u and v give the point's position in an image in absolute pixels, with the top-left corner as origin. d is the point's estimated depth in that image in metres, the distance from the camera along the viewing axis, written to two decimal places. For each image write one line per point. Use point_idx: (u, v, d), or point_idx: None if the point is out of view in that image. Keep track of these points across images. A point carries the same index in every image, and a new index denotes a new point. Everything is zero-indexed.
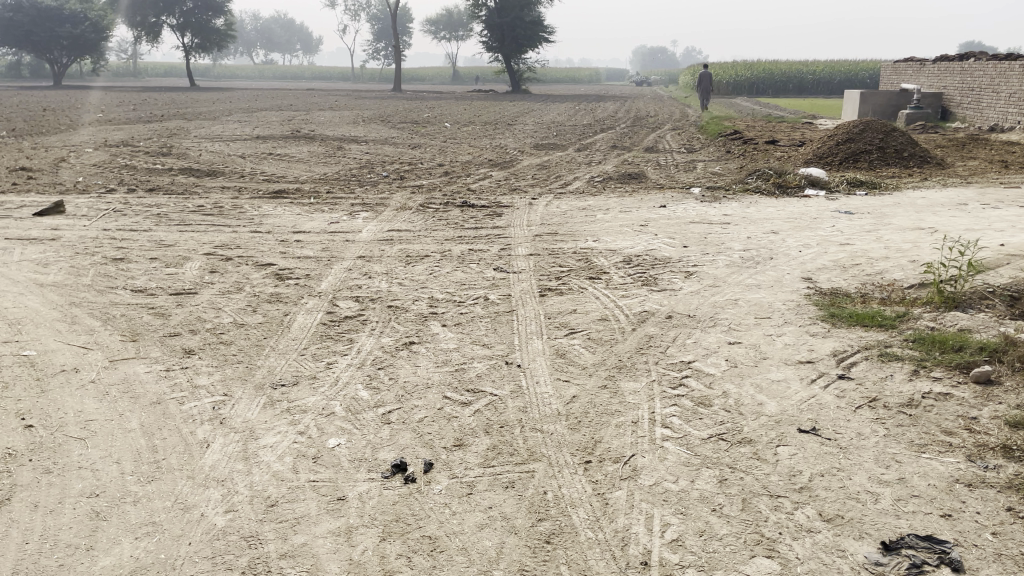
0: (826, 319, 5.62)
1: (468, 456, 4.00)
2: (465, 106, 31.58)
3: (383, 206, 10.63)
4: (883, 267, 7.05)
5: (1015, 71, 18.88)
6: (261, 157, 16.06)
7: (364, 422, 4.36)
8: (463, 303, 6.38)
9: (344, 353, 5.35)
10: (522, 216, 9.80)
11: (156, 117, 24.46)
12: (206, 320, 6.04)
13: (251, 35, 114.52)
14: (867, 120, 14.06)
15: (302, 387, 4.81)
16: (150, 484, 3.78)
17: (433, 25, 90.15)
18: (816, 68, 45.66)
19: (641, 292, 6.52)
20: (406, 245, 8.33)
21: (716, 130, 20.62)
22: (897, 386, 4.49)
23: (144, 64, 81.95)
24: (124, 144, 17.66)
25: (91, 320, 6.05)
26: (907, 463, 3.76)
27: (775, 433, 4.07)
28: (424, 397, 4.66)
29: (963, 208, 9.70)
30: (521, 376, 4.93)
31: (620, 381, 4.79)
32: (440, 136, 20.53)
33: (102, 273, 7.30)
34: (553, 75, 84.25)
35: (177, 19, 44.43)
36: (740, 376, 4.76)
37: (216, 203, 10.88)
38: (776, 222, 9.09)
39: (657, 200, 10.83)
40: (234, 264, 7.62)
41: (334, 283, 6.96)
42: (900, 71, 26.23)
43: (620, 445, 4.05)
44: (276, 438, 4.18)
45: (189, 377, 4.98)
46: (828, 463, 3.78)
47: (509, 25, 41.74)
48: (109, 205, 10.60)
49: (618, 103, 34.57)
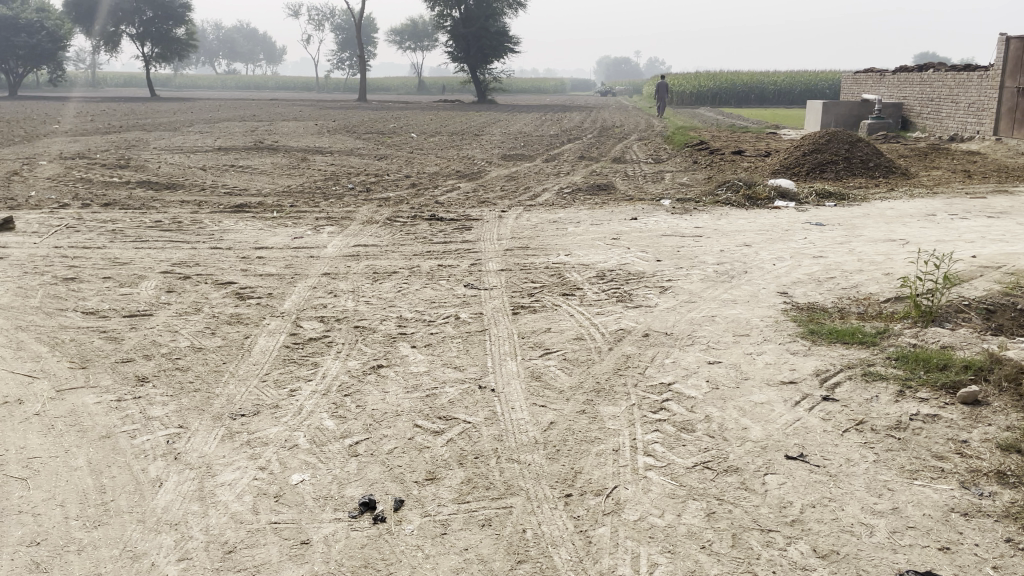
0: (806, 335, 5.48)
1: (441, 490, 3.77)
2: (431, 116, 31.35)
3: (348, 220, 10.36)
4: (859, 280, 6.95)
5: (973, 81, 19.16)
6: (223, 168, 15.67)
7: (330, 455, 4.11)
8: (433, 323, 6.15)
9: (308, 379, 5.08)
10: (492, 229, 9.60)
11: (115, 128, 23.96)
12: (162, 344, 5.73)
13: (213, 46, 113.59)
14: (833, 130, 14.10)
15: (263, 417, 4.54)
16: (97, 530, 3.49)
17: (399, 35, 90.17)
18: (778, 78, 46.21)
19: (617, 308, 6.34)
20: (373, 261, 8.08)
21: (682, 141, 20.63)
22: (883, 408, 4.35)
23: (101, 75, 80.36)
24: (79, 155, 17.16)
25: (38, 346, 5.71)
26: (900, 491, 3.61)
27: (762, 460, 3.90)
28: (393, 426, 4.42)
29: (931, 219, 9.71)
30: (495, 402, 4.70)
31: (598, 405, 4.60)
32: (406, 147, 20.26)
33: (51, 294, 6.95)
34: (520, 86, 84.33)
35: (136, 28, 43.69)
36: (722, 398, 4.59)
37: (175, 217, 10.53)
38: (749, 235, 9.01)
39: (627, 212, 10.69)
40: (192, 283, 7.31)
41: (298, 302, 6.69)
42: (860, 81, 26.54)
43: (601, 475, 3.85)
44: (235, 474, 3.92)
45: (141, 407, 4.68)
46: (819, 493, 3.61)
47: (474, 35, 41.65)
48: (62, 220, 10.19)
49: (584, 114, 34.70)
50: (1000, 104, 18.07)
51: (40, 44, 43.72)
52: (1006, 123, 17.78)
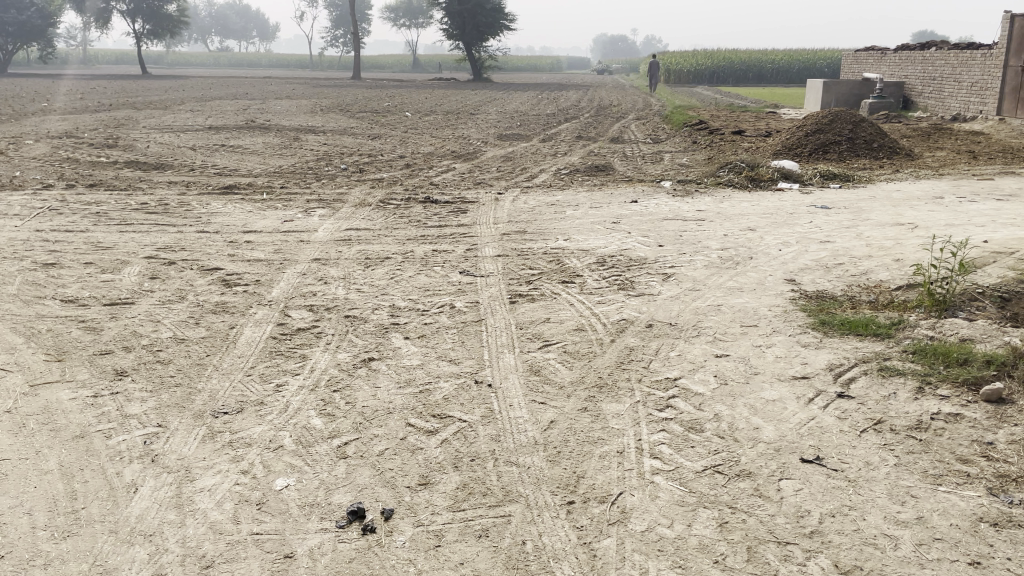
0: (817, 326, 5.24)
1: (435, 497, 3.54)
2: (426, 94, 30.85)
3: (340, 202, 10.07)
4: (868, 266, 6.71)
5: (977, 60, 18.85)
6: (213, 148, 15.33)
7: (317, 457, 3.87)
8: (427, 312, 5.90)
9: (295, 372, 4.84)
10: (489, 213, 9.33)
11: (106, 106, 23.63)
12: (143, 335, 5.46)
13: (206, 23, 112.41)
14: (837, 110, 13.79)
15: (247, 415, 4.29)
16: (66, 541, 3.25)
17: (395, 13, 89.33)
18: (776, 57, 45.71)
19: (618, 297, 6.10)
20: (366, 246, 7.80)
21: (681, 120, 20.27)
22: (902, 406, 4.12)
23: (92, 52, 79.22)
24: (67, 134, 16.80)
25: (13, 337, 5.45)
26: (924, 498, 3.39)
27: (776, 463, 3.68)
28: (384, 425, 4.18)
29: (939, 202, 9.45)
30: (492, 399, 4.46)
31: (601, 402, 4.36)
32: (401, 126, 19.85)
33: (29, 281, 6.67)
34: (516, 64, 83.36)
35: (127, 5, 42.97)
36: (732, 395, 4.35)
37: (161, 199, 10.22)
38: (753, 218, 8.75)
39: (626, 195, 10.43)
40: (177, 269, 7.04)
41: (286, 290, 6.43)
42: (861, 60, 26.11)
43: (605, 480, 3.62)
44: (215, 479, 3.68)
45: (118, 405, 4.43)
46: (839, 501, 3.39)
47: (470, 12, 41.06)
48: (45, 202, 9.88)
49: (580, 92, 34.34)
50: (1004, 83, 17.77)
51: (30, 21, 42.90)
52: (1009, 103, 17.52)
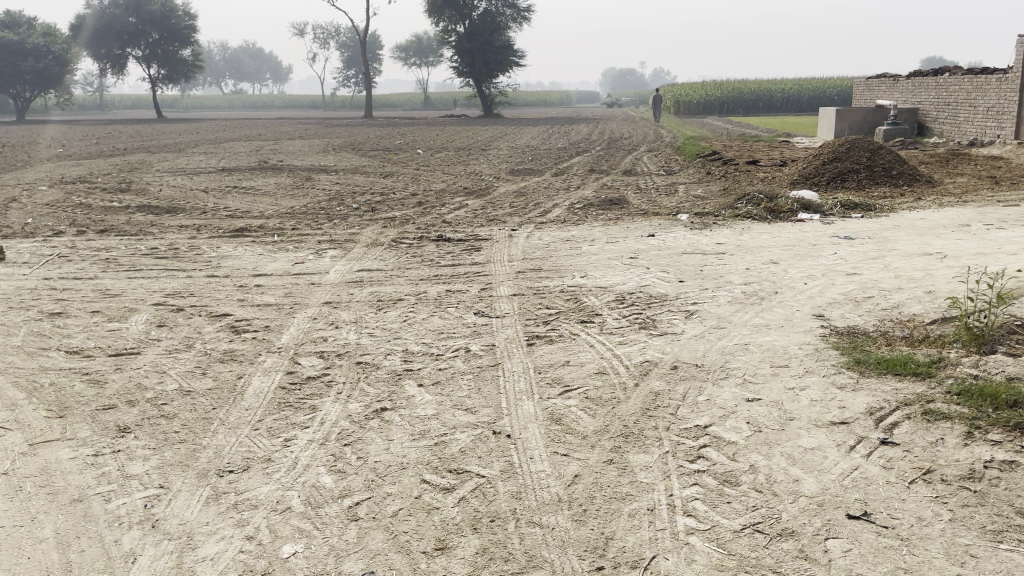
0: (851, 366, 4.97)
1: (453, 564, 3.29)
2: (438, 131, 30.95)
3: (352, 243, 9.93)
4: (899, 299, 6.45)
5: (992, 84, 18.64)
6: (225, 190, 15.28)
7: (327, 519, 3.63)
8: (442, 357, 5.68)
9: (304, 426, 4.60)
10: (503, 250, 9.14)
11: (120, 149, 23.77)
12: (147, 388, 5.26)
13: (221, 67, 114.20)
14: (854, 137, 13.59)
15: (253, 473, 4.06)
16: None
17: (405, 52, 90.32)
18: (786, 86, 45.70)
19: (640, 337, 5.87)
20: (378, 287, 7.62)
21: (694, 150, 20.10)
22: (952, 453, 3.84)
23: (109, 97, 80.40)
24: (81, 180, 16.80)
25: (14, 392, 5.25)
26: (986, 559, 3.10)
27: (821, 520, 3.41)
28: (398, 482, 3.94)
29: (966, 230, 9.19)
30: (512, 451, 4.21)
31: (628, 454, 4.10)
32: (413, 163, 19.77)
33: (34, 332, 6.50)
34: (525, 98, 83.85)
35: (143, 50, 43.66)
36: (767, 444, 4.08)
37: (171, 244, 10.10)
38: (774, 251, 8.52)
39: (642, 228, 10.23)
40: (185, 316, 6.87)
41: (296, 336, 6.23)
42: (873, 87, 25.96)
43: (636, 542, 3.36)
44: (218, 547, 3.44)
45: (119, 464, 4.21)
46: (892, 563, 3.12)
47: (480, 49, 41.37)
48: (54, 249, 9.77)
49: (591, 125, 34.35)
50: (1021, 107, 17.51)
51: (48, 68, 43.30)
52: None
